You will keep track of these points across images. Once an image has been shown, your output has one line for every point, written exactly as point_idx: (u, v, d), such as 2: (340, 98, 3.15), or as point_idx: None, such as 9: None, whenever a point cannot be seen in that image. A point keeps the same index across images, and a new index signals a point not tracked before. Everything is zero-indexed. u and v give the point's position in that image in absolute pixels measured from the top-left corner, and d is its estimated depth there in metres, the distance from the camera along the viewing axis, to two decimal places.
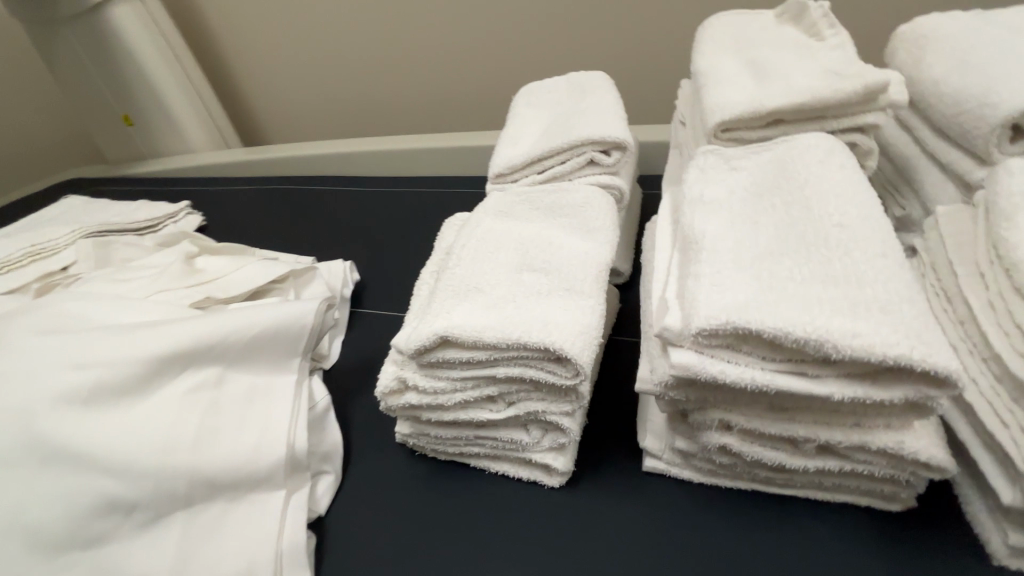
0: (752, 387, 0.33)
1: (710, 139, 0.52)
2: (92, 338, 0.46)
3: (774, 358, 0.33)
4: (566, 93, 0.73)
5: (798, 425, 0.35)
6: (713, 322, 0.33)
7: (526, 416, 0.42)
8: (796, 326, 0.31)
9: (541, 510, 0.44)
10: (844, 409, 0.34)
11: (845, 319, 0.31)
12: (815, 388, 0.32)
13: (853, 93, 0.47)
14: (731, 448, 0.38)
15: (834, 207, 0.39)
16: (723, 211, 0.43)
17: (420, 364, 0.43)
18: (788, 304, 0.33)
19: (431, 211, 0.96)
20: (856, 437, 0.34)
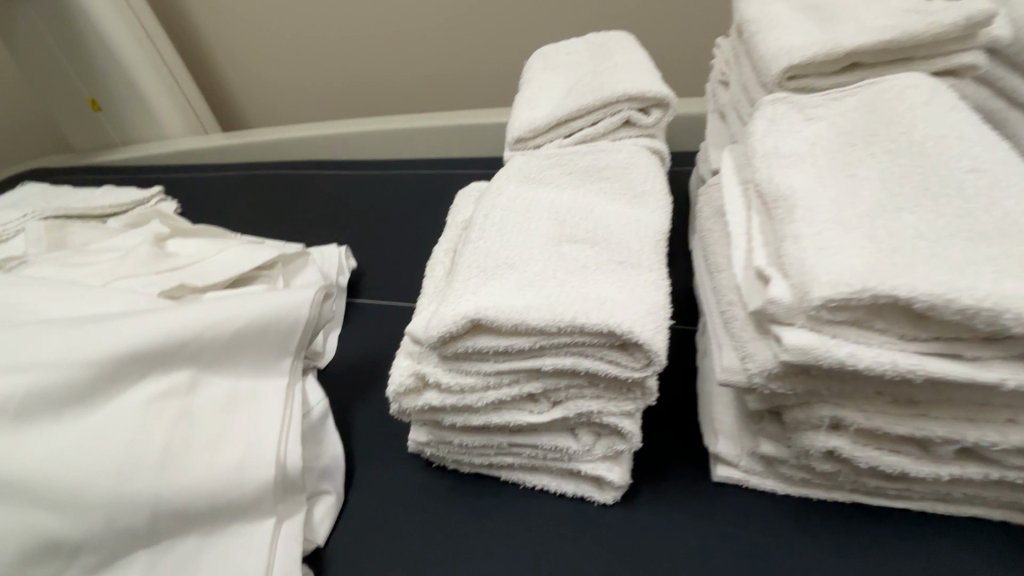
0: (888, 375, 0.26)
1: (773, 89, 0.45)
2: (31, 334, 0.37)
3: (918, 337, 0.25)
4: (588, 53, 0.65)
5: (936, 423, 0.28)
6: (841, 291, 0.25)
7: (578, 419, 0.34)
8: (957, 294, 0.24)
9: (592, 533, 0.36)
10: (1000, 401, 0.27)
11: (1020, 284, 0.24)
12: (976, 374, 0.25)
13: (951, 27, 0.39)
14: (840, 454, 0.30)
15: (957, 154, 0.31)
16: (810, 164, 0.35)
17: (442, 357, 0.34)
18: (936, 265, 0.26)
19: (433, 194, 0.87)
20: (1014, 437, 0.27)
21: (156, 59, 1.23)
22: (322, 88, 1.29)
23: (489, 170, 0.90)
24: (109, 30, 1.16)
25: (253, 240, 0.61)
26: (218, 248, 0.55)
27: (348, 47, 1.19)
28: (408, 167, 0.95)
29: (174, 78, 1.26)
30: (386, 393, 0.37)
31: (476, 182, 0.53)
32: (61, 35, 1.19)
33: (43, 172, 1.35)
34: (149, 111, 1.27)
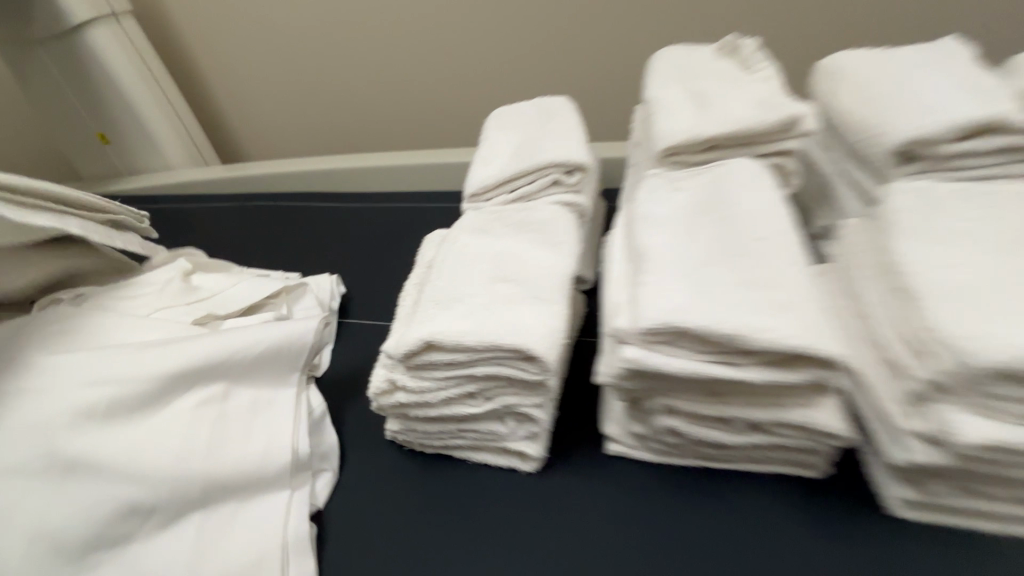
0: (687, 375, 0.40)
1: (658, 162, 0.59)
2: (98, 361, 0.50)
3: (705, 350, 0.40)
4: (532, 118, 0.80)
5: (730, 406, 0.42)
6: (654, 322, 0.40)
7: (504, 410, 0.48)
8: (719, 323, 0.38)
9: (518, 493, 0.50)
10: (764, 391, 0.41)
11: (759, 318, 0.38)
12: (738, 374, 0.39)
13: (773, 124, 0.55)
14: (677, 430, 0.45)
15: (755, 226, 0.46)
16: (667, 227, 0.50)
17: (407, 367, 0.48)
18: (717, 305, 0.40)
19: (410, 225, 1.01)
20: (776, 414, 0.41)
21: (162, 99, 1.36)
22: (312, 123, 1.42)
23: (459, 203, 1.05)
24: (120, 75, 1.29)
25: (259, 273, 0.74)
26: (234, 283, 0.68)
27: (336, 89, 1.33)
28: (390, 200, 1.09)
29: (177, 114, 1.39)
30: (368, 392, 0.51)
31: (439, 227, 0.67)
32: (74, 78, 1.31)
33: None
34: (154, 146, 1.39)
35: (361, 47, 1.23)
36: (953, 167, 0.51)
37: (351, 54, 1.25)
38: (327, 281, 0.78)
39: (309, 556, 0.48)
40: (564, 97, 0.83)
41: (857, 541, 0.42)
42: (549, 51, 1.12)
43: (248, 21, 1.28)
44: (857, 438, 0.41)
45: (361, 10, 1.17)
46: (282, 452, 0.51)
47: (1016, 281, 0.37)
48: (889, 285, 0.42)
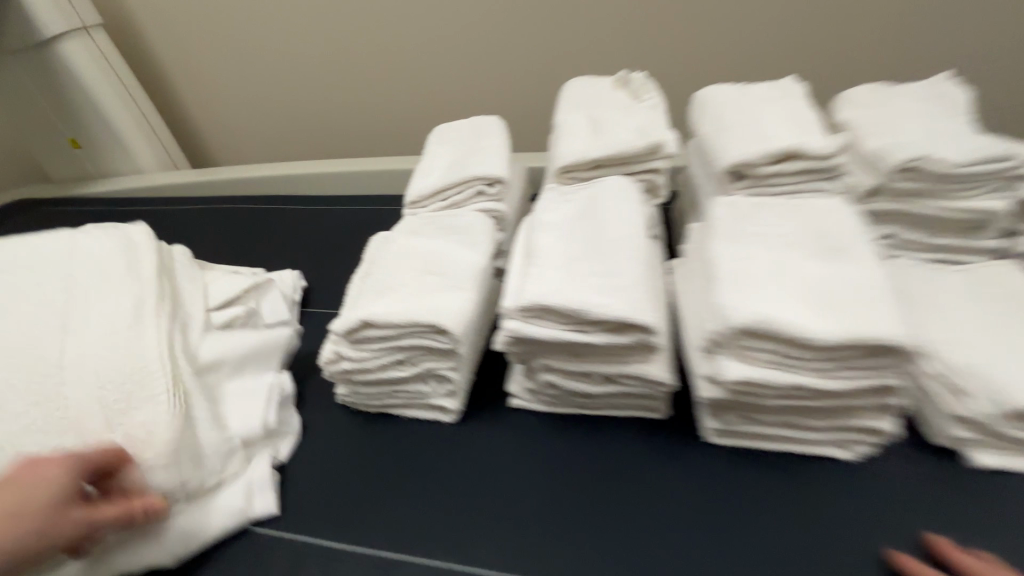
0: (553, 340, 0.55)
1: (557, 178, 0.74)
2: (97, 341, 0.61)
3: (566, 321, 0.55)
4: (469, 136, 0.93)
5: (590, 363, 0.57)
6: (529, 303, 0.55)
7: (427, 373, 0.63)
8: (572, 301, 0.53)
9: (440, 438, 0.64)
10: (613, 351, 0.56)
11: (601, 297, 0.53)
12: (588, 338, 0.54)
13: (640, 149, 0.70)
14: (555, 383, 0.60)
15: (615, 230, 0.62)
16: (555, 230, 0.65)
17: (348, 341, 0.63)
18: (575, 288, 0.55)
19: (366, 226, 1.13)
20: (621, 368, 0.56)
21: (132, 107, 1.44)
22: (277, 130, 1.52)
23: None
24: (91, 84, 1.37)
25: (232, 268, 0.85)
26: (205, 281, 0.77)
27: (300, 99, 1.44)
28: (349, 203, 1.21)
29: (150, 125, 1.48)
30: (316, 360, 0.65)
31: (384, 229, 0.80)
32: (46, 87, 1.39)
33: (25, 202, 1.53)
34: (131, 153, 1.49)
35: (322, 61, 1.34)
36: (772, 183, 0.67)
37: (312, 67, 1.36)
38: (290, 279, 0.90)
39: (270, 495, 0.61)
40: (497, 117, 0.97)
41: (681, 463, 0.57)
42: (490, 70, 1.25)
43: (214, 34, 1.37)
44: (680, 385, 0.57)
45: (319, 27, 1.28)
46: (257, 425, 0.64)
47: (779, 268, 0.53)
48: (704, 272, 0.57)
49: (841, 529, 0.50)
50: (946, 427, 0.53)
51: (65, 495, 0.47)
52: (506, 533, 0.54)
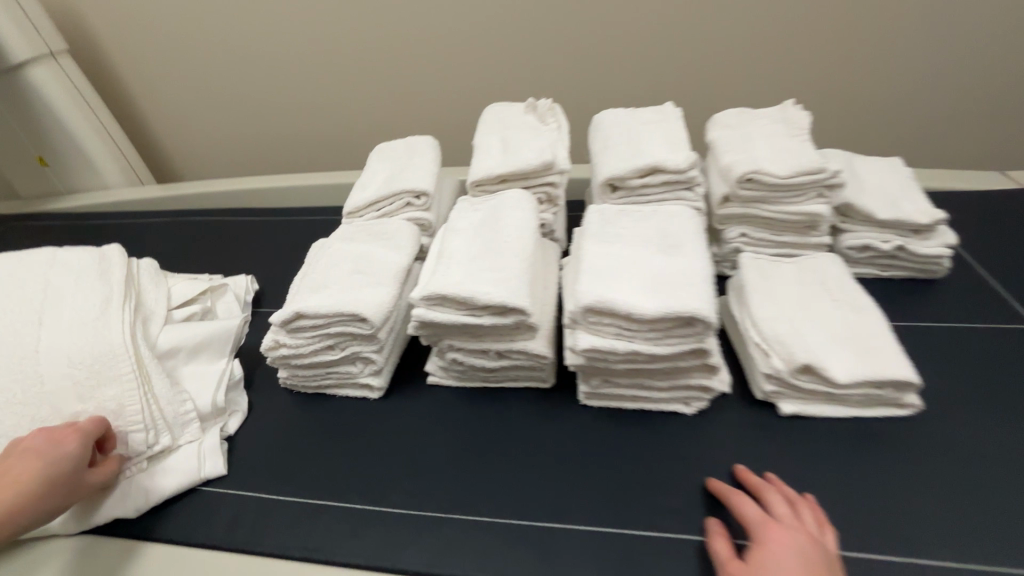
0: (454, 323, 0.68)
1: (472, 190, 0.89)
2: (72, 334, 0.81)
3: (465, 307, 0.68)
4: (403, 151, 1.06)
5: (484, 340, 0.72)
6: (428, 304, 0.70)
7: (356, 348, 0.79)
8: (469, 292, 0.67)
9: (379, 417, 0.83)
10: (499, 329, 0.71)
11: (492, 287, 0.67)
12: (479, 320, 0.68)
13: (535, 165, 0.84)
14: (457, 357, 0.75)
15: (509, 234, 0.76)
16: (460, 233, 0.79)
17: (292, 327, 0.78)
18: (472, 281, 0.68)
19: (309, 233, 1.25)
20: (508, 344, 0.71)
21: (100, 127, 1.53)
22: (261, 142, 1.68)
23: None
24: (61, 105, 1.46)
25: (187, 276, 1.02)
26: (165, 286, 0.96)
27: (269, 112, 1.61)
28: (296, 213, 1.33)
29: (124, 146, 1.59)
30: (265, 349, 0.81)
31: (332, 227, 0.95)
32: (14, 108, 1.46)
33: None
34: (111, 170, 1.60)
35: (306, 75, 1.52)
36: (642, 192, 0.87)
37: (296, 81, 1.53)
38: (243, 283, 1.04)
39: (217, 464, 0.79)
40: (429, 136, 1.09)
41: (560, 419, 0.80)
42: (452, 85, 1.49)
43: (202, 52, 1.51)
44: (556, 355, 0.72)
45: (303, 45, 1.45)
46: (207, 403, 0.83)
47: (619, 265, 0.75)
48: (566, 270, 0.78)
49: (673, 462, 0.73)
50: (763, 381, 0.79)
51: (80, 465, 0.69)
52: (437, 483, 0.74)
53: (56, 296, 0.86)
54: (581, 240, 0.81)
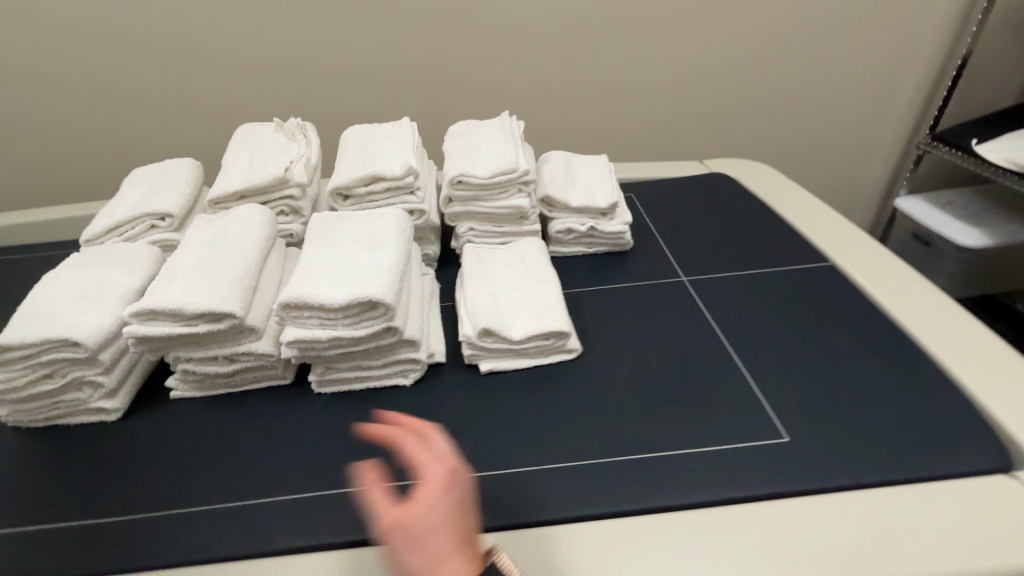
0: (474, 350, 0.77)
1: (459, 185, 0.90)
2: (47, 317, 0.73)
3: (480, 337, 0.77)
4: (372, 134, 0.99)
5: (490, 357, 0.78)
6: (390, 302, 0.68)
7: (318, 351, 0.71)
8: (489, 326, 0.76)
9: (394, 415, 0.73)
10: (500, 353, 0.78)
11: (508, 323, 0.77)
12: (489, 348, 0.77)
13: (522, 174, 0.91)
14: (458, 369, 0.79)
15: (514, 271, 0.86)
16: (468, 270, 0.87)
17: (244, 323, 0.71)
18: (488, 318, 0.77)
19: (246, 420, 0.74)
20: (515, 364, 0.78)
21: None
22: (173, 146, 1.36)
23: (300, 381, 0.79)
24: None
25: (111, 218, 0.92)
26: None
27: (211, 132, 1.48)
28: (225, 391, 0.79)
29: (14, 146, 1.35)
30: (124, 315, 0.69)
31: (201, 212, 0.86)
32: None
33: None
34: (8, 173, 1.39)
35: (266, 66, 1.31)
36: (613, 216, 1.00)
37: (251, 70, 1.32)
38: (194, 220, 0.87)
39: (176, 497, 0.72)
40: (409, 120, 1.02)
41: (596, 397, 0.73)
42: (429, 73, 1.37)
43: (134, 30, 1.24)
44: (560, 360, 0.79)
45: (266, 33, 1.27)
46: (97, 364, 0.72)
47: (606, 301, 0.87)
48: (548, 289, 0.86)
49: (716, 401, 0.71)
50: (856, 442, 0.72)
51: None
52: None
53: (48, 280, 0.80)
54: (546, 259, 0.89)
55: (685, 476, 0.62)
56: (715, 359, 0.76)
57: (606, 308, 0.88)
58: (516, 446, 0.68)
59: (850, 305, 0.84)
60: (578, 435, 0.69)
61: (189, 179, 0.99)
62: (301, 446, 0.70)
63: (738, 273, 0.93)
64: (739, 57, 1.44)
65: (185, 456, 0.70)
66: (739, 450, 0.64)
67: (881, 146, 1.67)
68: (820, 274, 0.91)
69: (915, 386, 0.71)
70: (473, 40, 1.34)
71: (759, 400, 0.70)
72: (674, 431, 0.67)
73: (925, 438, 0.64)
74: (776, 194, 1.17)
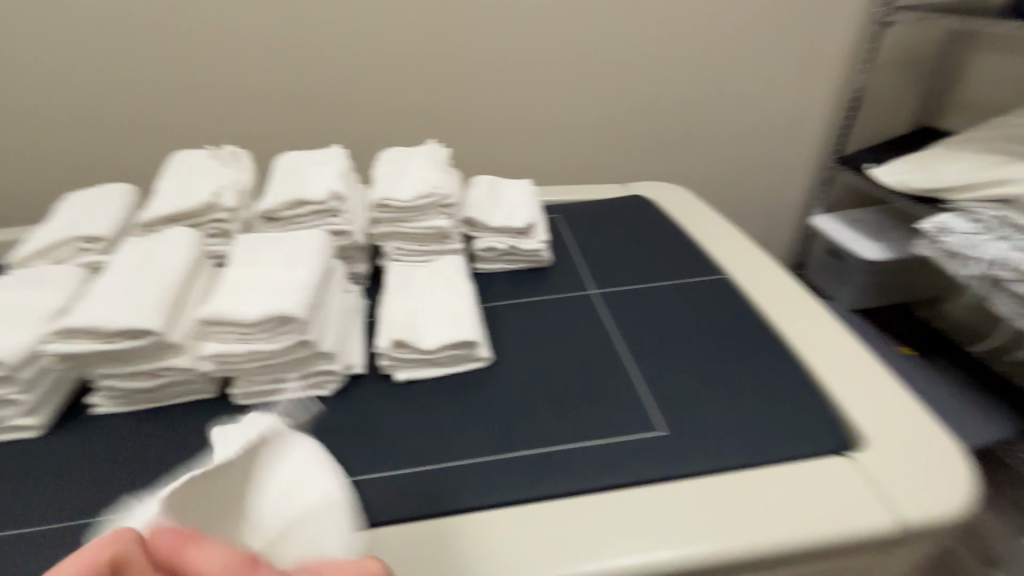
0: (390, 360, 0.83)
1: (382, 207, 0.97)
2: None
3: (395, 348, 0.82)
4: (303, 160, 1.05)
5: (406, 366, 0.84)
6: (302, 316, 0.73)
7: (236, 364, 0.75)
8: (403, 337, 0.82)
9: (312, 423, 0.77)
10: (415, 362, 0.84)
11: (421, 334, 0.83)
12: (404, 358, 0.83)
13: (442, 196, 0.98)
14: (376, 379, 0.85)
15: (433, 287, 0.93)
16: (390, 286, 0.93)
17: (165, 339, 0.75)
18: (402, 330, 0.83)
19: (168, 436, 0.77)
20: (429, 372, 0.84)
21: None
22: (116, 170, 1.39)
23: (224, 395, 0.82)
24: None
25: (42, 242, 0.94)
26: None
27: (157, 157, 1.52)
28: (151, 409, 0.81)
29: None
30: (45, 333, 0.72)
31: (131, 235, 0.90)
32: None
33: None
34: None
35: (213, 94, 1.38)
36: (532, 235, 1.08)
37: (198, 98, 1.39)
38: (123, 243, 0.90)
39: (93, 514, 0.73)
40: (340, 146, 1.09)
41: (502, 400, 0.80)
42: (368, 99, 1.46)
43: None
44: (472, 368, 0.85)
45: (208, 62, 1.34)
46: (16, 382, 0.74)
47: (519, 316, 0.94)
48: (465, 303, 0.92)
49: (607, 401, 0.78)
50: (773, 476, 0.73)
51: None
52: None
53: None
54: (464, 275, 0.96)
55: (574, 468, 0.69)
56: (611, 364, 0.84)
57: (521, 320, 0.95)
58: (423, 447, 0.73)
59: (737, 313, 0.94)
60: (480, 435, 0.74)
61: (123, 203, 1.03)
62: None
63: (642, 286, 1.02)
64: (657, 88, 1.58)
65: (101, 472, 0.72)
66: (621, 443, 0.71)
67: (794, 169, 1.83)
68: (714, 285, 1.01)
69: (782, 382, 0.80)
70: (410, 71, 1.44)
71: (644, 399, 0.78)
72: (567, 429, 0.74)
73: (785, 428, 0.73)
74: (688, 213, 1.28)
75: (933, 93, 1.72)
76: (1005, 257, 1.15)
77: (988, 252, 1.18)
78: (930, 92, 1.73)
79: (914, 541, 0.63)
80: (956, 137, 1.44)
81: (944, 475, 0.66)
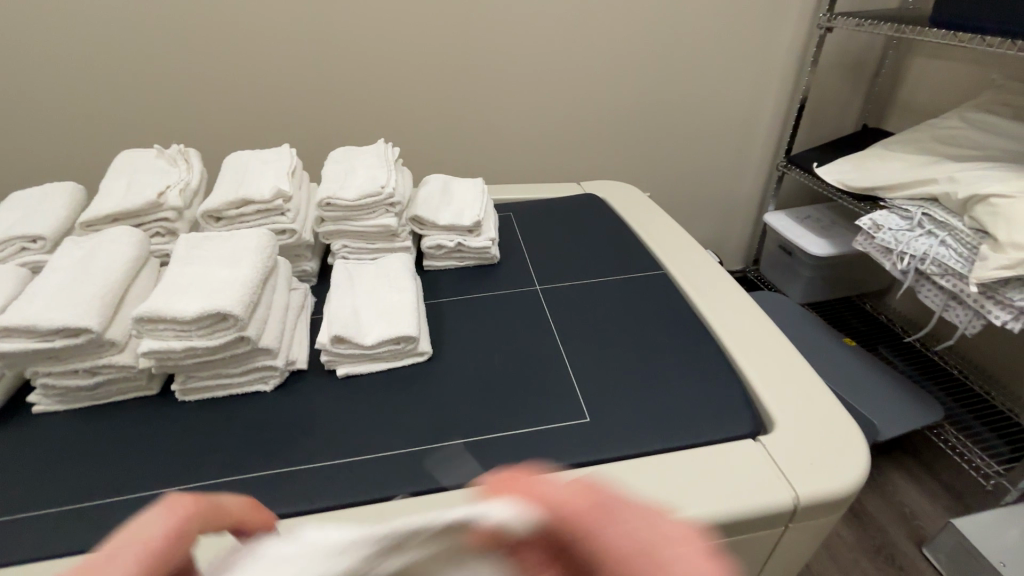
0: (331, 356, 0.86)
1: (327, 207, 0.99)
2: None
3: (335, 344, 0.85)
4: (251, 159, 1.06)
5: (347, 361, 0.86)
6: (239, 313, 0.75)
7: (174, 361, 0.77)
8: (342, 334, 0.84)
9: (250, 417, 0.79)
10: (355, 357, 0.86)
11: (361, 331, 0.86)
12: (344, 354, 0.85)
13: (387, 196, 1.00)
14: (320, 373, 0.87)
15: (378, 284, 0.95)
16: (336, 284, 0.96)
17: (102, 337, 0.76)
18: (342, 327, 0.86)
19: (105, 431, 0.78)
20: (370, 366, 0.86)
21: None
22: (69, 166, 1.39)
23: (162, 390, 0.84)
24: None
25: None
26: None
27: None
28: (89, 407, 0.81)
29: None
30: None
31: (71, 234, 0.90)
32: None
33: None
34: None
35: (167, 91, 1.39)
36: (479, 232, 1.11)
37: (152, 96, 1.39)
38: (63, 242, 0.91)
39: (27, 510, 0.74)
40: (289, 145, 1.10)
41: (439, 392, 0.83)
42: (326, 98, 1.47)
43: (30, 57, 1.29)
44: (412, 363, 0.88)
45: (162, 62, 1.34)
46: None
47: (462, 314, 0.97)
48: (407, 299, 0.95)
49: (538, 392, 0.82)
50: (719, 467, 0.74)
51: None
52: None
53: None
54: (409, 272, 0.98)
55: (500, 456, 0.72)
56: (546, 357, 0.88)
57: (464, 315, 0.98)
58: (357, 439, 0.75)
59: (670, 307, 0.98)
60: (415, 426, 0.77)
61: (68, 202, 1.03)
62: (157, 449, 0.75)
63: (584, 282, 1.06)
64: (612, 89, 1.62)
65: (37, 468, 0.73)
66: (547, 432, 0.75)
67: (747, 168, 1.90)
68: (651, 280, 1.06)
69: (704, 371, 0.85)
70: (368, 72, 1.45)
71: (574, 389, 0.82)
72: (497, 420, 0.78)
73: (702, 414, 0.77)
74: (636, 210, 1.33)
75: (878, 95, 1.79)
76: (931, 252, 1.22)
77: (918, 247, 1.24)
78: (875, 95, 1.81)
79: (812, 516, 0.68)
80: (893, 138, 1.50)
81: (840, 454, 0.72)
